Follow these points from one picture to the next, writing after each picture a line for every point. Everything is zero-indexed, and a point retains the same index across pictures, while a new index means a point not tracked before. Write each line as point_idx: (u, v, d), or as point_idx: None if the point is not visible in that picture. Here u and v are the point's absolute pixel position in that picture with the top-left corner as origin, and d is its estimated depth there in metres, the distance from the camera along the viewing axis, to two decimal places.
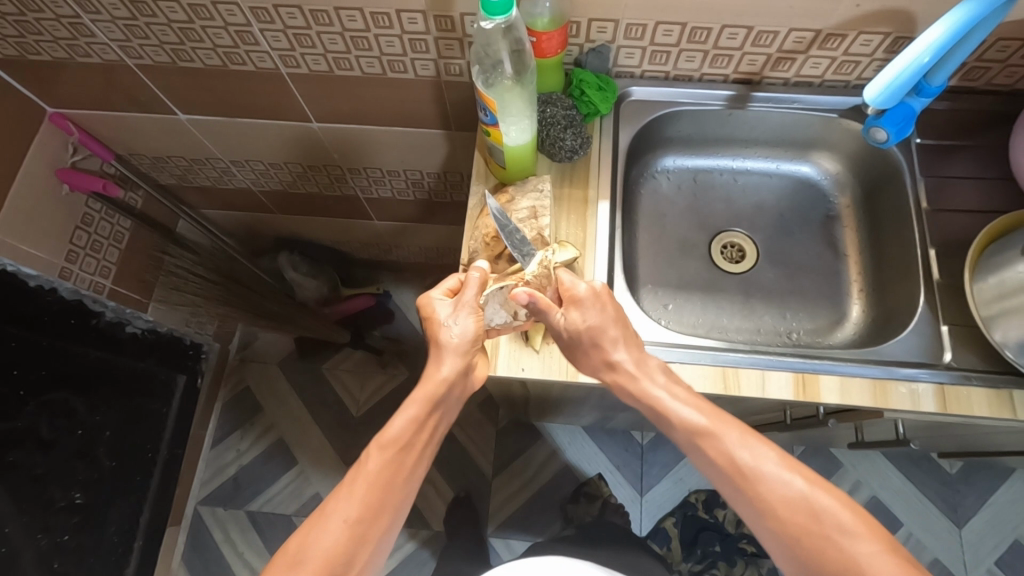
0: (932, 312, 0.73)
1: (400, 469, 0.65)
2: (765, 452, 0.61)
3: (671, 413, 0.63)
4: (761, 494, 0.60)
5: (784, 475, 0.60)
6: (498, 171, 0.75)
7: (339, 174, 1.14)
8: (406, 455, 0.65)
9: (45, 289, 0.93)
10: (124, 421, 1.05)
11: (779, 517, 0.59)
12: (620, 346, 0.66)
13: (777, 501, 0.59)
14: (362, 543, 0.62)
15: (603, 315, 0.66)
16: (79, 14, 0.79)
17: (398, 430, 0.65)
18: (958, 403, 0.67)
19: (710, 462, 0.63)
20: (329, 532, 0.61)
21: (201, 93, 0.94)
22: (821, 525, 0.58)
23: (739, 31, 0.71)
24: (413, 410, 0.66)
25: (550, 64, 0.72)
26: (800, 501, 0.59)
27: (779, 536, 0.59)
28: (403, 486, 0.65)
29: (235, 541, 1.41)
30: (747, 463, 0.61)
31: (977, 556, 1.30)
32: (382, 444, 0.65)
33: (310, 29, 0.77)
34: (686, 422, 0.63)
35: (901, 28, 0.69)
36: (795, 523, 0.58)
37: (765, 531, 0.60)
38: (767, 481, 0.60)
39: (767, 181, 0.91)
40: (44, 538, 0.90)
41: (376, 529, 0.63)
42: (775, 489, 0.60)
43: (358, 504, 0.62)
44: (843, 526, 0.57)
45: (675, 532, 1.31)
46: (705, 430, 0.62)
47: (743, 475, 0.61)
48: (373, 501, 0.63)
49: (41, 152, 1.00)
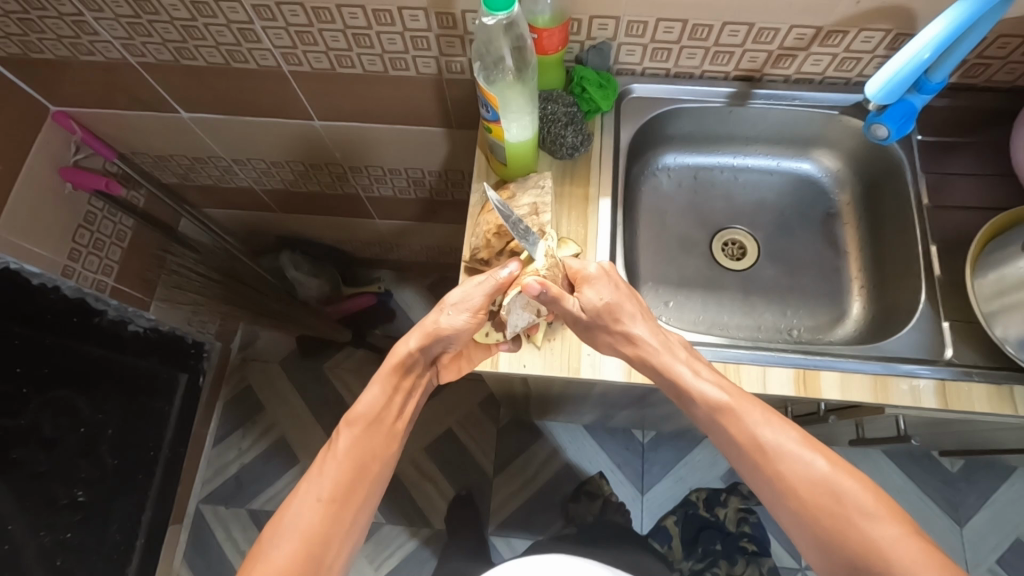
0: (932, 308, 0.73)
1: (370, 444, 0.67)
2: (786, 432, 0.62)
3: (693, 391, 0.64)
4: (781, 473, 0.61)
5: (805, 454, 0.61)
6: (499, 168, 0.75)
7: (341, 172, 1.14)
8: (374, 431, 0.68)
9: (48, 287, 0.91)
10: (126, 419, 1.05)
11: (798, 496, 0.60)
12: (639, 320, 0.66)
13: (797, 480, 0.60)
14: (337, 520, 0.63)
15: (617, 293, 0.66)
16: (83, 13, 0.80)
17: (367, 406, 0.68)
18: (959, 398, 0.67)
19: (730, 439, 0.63)
20: (305, 510, 0.62)
21: (204, 91, 0.94)
22: (843, 505, 0.58)
23: (739, 28, 0.71)
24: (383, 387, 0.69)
25: (552, 61, 0.72)
26: (820, 481, 0.59)
27: (799, 514, 0.60)
28: (373, 464, 0.67)
29: (236, 539, 1.41)
30: (768, 441, 0.62)
31: (979, 555, 1.29)
32: (350, 422, 0.68)
33: (312, 27, 0.77)
34: (706, 399, 0.63)
35: (901, 25, 0.69)
36: (815, 501, 0.59)
37: (785, 509, 0.61)
38: (788, 459, 0.61)
39: (767, 178, 0.91)
40: (46, 535, 0.91)
41: (349, 509, 0.64)
42: (795, 467, 0.60)
43: (330, 481, 0.64)
44: (861, 507, 0.58)
45: (676, 531, 1.31)
46: (726, 406, 0.63)
47: (763, 452, 0.62)
48: (345, 479, 0.64)
49: (44, 150, 1.01)
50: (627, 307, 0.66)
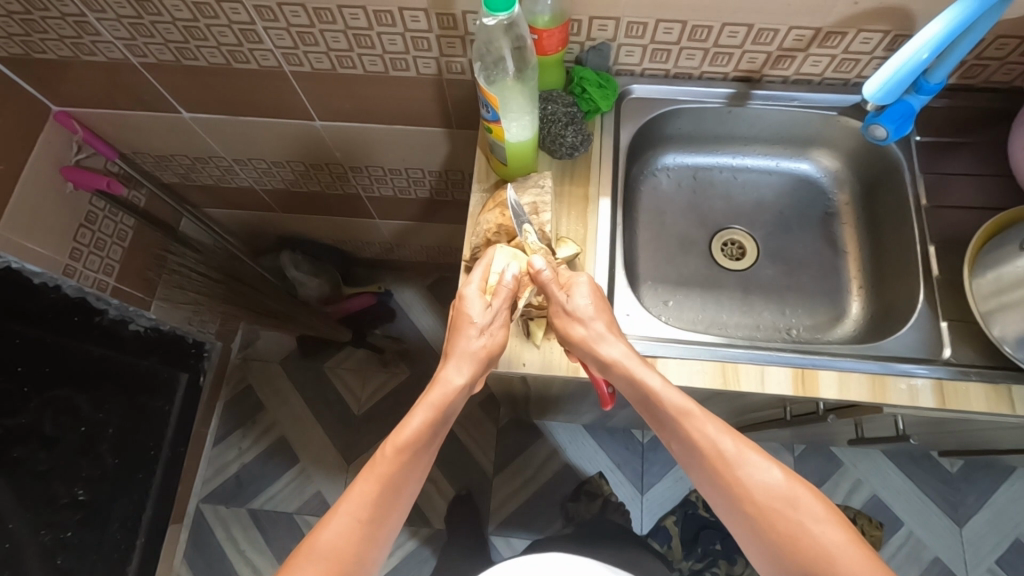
0: (931, 308, 0.73)
1: (413, 470, 0.61)
2: (745, 440, 0.61)
3: (661, 396, 0.62)
4: (740, 480, 0.59)
5: (763, 463, 0.60)
6: (499, 167, 0.75)
7: (341, 172, 1.15)
8: (420, 457, 0.61)
9: (49, 285, 0.94)
10: (127, 419, 1.06)
11: (756, 503, 0.58)
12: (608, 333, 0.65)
13: (755, 487, 0.59)
14: (370, 543, 0.59)
15: (598, 309, 0.66)
16: (85, 13, 0.80)
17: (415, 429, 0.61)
18: (957, 397, 0.67)
19: (691, 447, 0.62)
20: (339, 530, 0.58)
21: (205, 91, 0.95)
22: (797, 512, 0.57)
23: (739, 29, 0.71)
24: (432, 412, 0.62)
25: (551, 61, 0.72)
26: (776, 489, 0.58)
27: (753, 521, 0.59)
28: (413, 487, 0.62)
29: (236, 539, 1.41)
30: (729, 449, 0.60)
31: (978, 555, 1.30)
32: (398, 446, 0.60)
33: (313, 27, 0.78)
34: (672, 405, 0.61)
35: (899, 26, 0.70)
36: (770, 509, 0.58)
37: (738, 517, 0.60)
38: (747, 466, 0.60)
39: (766, 178, 0.91)
40: (47, 534, 0.91)
41: (383, 531, 0.60)
42: (754, 475, 0.59)
43: (367, 503, 0.59)
44: (814, 513, 0.57)
45: (676, 530, 1.32)
46: (689, 413, 0.61)
47: (724, 460, 0.60)
48: (383, 502, 0.60)
49: (46, 150, 1.01)
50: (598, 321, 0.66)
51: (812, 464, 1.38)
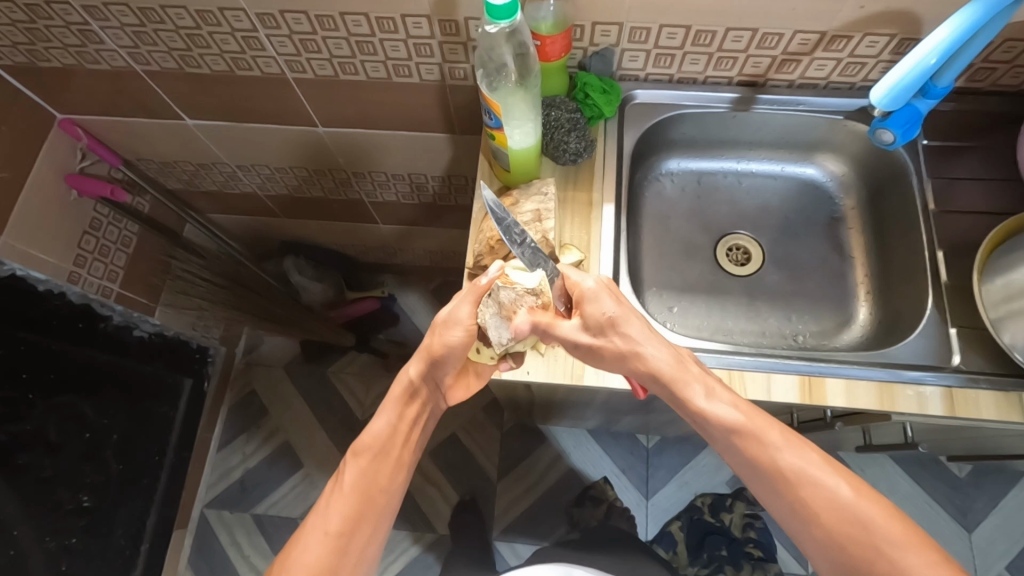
0: (938, 314, 0.72)
1: (377, 476, 0.67)
2: (808, 456, 0.59)
3: (711, 413, 0.60)
4: (806, 499, 0.58)
5: (829, 480, 0.58)
6: (502, 174, 0.75)
7: (345, 177, 1.14)
8: (380, 461, 0.68)
9: (54, 292, 0.95)
10: (132, 425, 1.06)
11: (823, 524, 0.57)
12: (648, 338, 0.64)
13: (822, 508, 0.57)
14: (344, 554, 0.64)
15: (621, 306, 0.64)
16: (88, 21, 0.80)
17: (374, 436, 0.69)
18: (966, 405, 0.67)
19: (750, 464, 0.60)
20: (312, 545, 0.63)
21: (208, 98, 0.95)
22: (869, 534, 0.56)
23: (743, 33, 0.71)
24: (391, 414, 0.70)
25: (554, 67, 0.72)
26: (845, 506, 0.57)
27: (823, 540, 0.58)
28: (382, 495, 0.67)
29: (240, 544, 1.41)
30: (790, 466, 0.59)
31: (987, 561, 1.28)
32: (356, 454, 0.68)
33: (316, 34, 0.77)
34: (726, 424, 0.60)
35: (906, 29, 0.69)
36: (839, 528, 0.57)
37: (808, 534, 0.59)
38: (812, 487, 0.58)
39: (772, 183, 0.91)
40: (52, 540, 0.91)
41: (354, 542, 0.65)
42: (819, 494, 0.58)
43: (337, 516, 0.65)
44: (890, 536, 0.55)
45: (681, 536, 1.31)
46: (744, 430, 0.60)
47: (785, 478, 0.59)
48: (351, 513, 0.65)
49: (50, 156, 1.02)
50: (633, 322, 0.64)
51: None
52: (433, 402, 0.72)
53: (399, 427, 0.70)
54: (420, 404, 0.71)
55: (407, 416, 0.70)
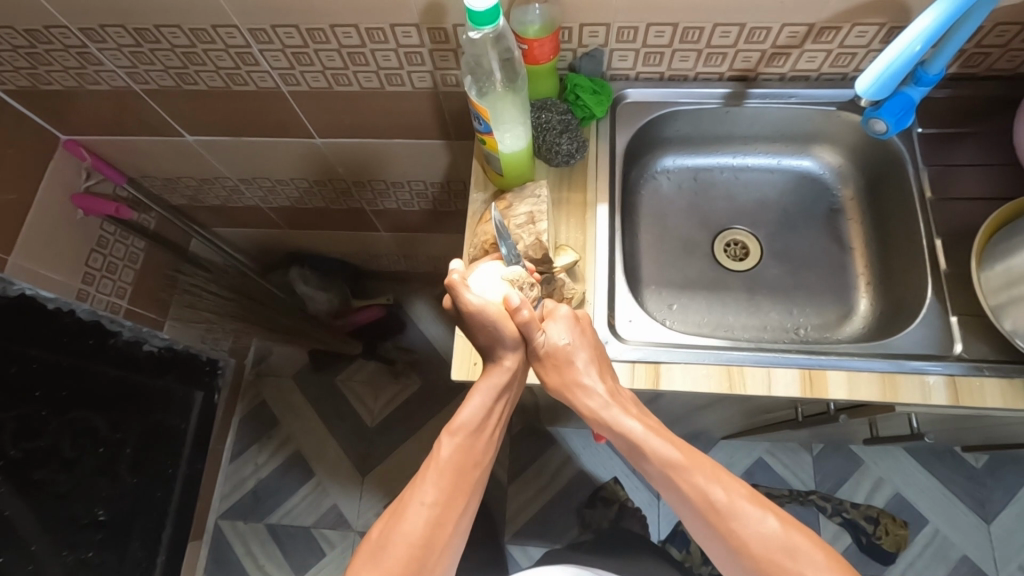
0: (940, 302, 0.72)
1: (472, 451, 0.64)
2: (738, 489, 0.59)
3: (646, 443, 0.61)
4: (734, 531, 0.57)
5: (757, 512, 0.57)
6: (496, 178, 0.75)
7: (345, 187, 1.16)
8: (476, 440, 0.65)
9: (64, 310, 0.94)
10: (144, 439, 1.07)
11: (752, 555, 0.56)
12: (593, 372, 0.65)
13: (750, 540, 0.57)
14: (442, 526, 0.60)
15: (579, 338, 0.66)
16: (87, 43, 0.82)
17: (470, 416, 0.64)
18: (970, 394, 0.66)
19: (683, 500, 0.60)
20: (419, 517, 0.60)
21: (207, 114, 0.96)
22: (797, 563, 0.55)
23: (731, 28, 0.71)
24: (486, 394, 0.65)
25: (543, 71, 0.72)
26: (774, 539, 0.56)
27: (753, 572, 0.56)
28: (477, 470, 0.64)
29: (255, 553, 1.43)
30: (720, 500, 0.58)
31: (1009, 552, 1.27)
32: (453, 430, 0.64)
33: (308, 47, 0.79)
34: (659, 458, 0.60)
35: (895, 18, 0.68)
36: (768, 560, 0.56)
37: (737, 568, 0.58)
38: (742, 518, 0.57)
39: (769, 176, 0.90)
40: (69, 554, 0.92)
41: (453, 514, 0.61)
42: (745, 524, 0.57)
43: (434, 489, 0.62)
44: (812, 563, 0.55)
45: (694, 535, 1.29)
46: (679, 466, 0.60)
47: (716, 511, 0.58)
48: (449, 485, 0.62)
49: (56, 178, 1.04)
50: (581, 356, 0.65)
51: (831, 463, 1.36)
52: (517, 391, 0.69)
53: (494, 407, 0.66)
54: (513, 390, 0.67)
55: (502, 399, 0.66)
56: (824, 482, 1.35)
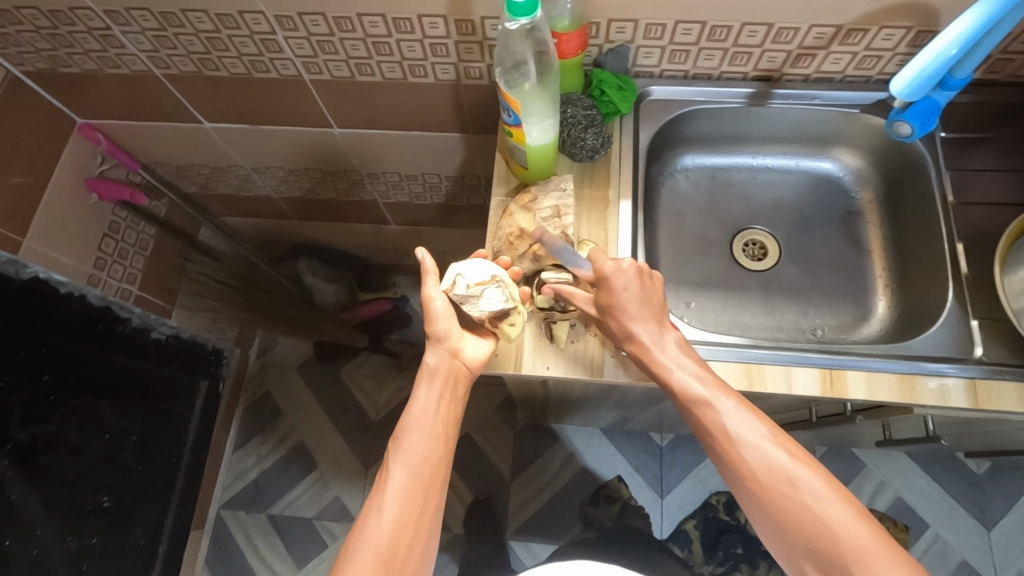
0: (960, 307, 0.72)
1: (426, 447, 0.64)
2: (757, 423, 0.60)
3: (670, 379, 0.62)
4: (743, 458, 0.60)
5: (768, 445, 0.59)
6: (519, 171, 0.75)
7: (358, 179, 1.15)
8: (424, 434, 0.65)
9: (76, 295, 0.93)
10: (148, 427, 1.06)
11: (760, 481, 0.59)
12: (643, 320, 0.64)
13: (762, 469, 0.59)
14: (404, 525, 0.61)
15: (630, 292, 0.65)
16: (110, 26, 0.81)
17: (415, 414, 0.65)
18: (989, 397, 0.66)
19: (700, 427, 0.62)
20: (381, 524, 0.61)
21: (225, 101, 0.96)
22: (799, 492, 0.58)
23: (759, 28, 0.71)
24: (427, 392, 0.66)
25: (571, 65, 0.72)
26: (780, 469, 0.59)
27: (759, 498, 0.59)
28: (435, 466, 0.64)
29: (257, 544, 1.42)
30: (735, 431, 0.60)
31: (1008, 558, 1.28)
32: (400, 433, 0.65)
33: (333, 36, 0.78)
34: (684, 390, 0.62)
35: (924, 22, 0.69)
36: (773, 486, 0.58)
37: (746, 494, 0.60)
38: (752, 447, 0.60)
39: (787, 178, 0.91)
40: (73, 540, 0.92)
41: (415, 513, 0.62)
42: (756, 455, 0.59)
43: (391, 489, 0.62)
44: (817, 493, 0.57)
45: (696, 535, 1.29)
46: (701, 400, 0.61)
47: (729, 439, 0.60)
48: (405, 484, 0.62)
49: (71, 162, 1.03)
50: (631, 306, 0.64)
51: (833, 466, 1.37)
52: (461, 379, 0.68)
53: (442, 404, 0.66)
54: (453, 378, 0.67)
55: (444, 391, 0.67)
56: None
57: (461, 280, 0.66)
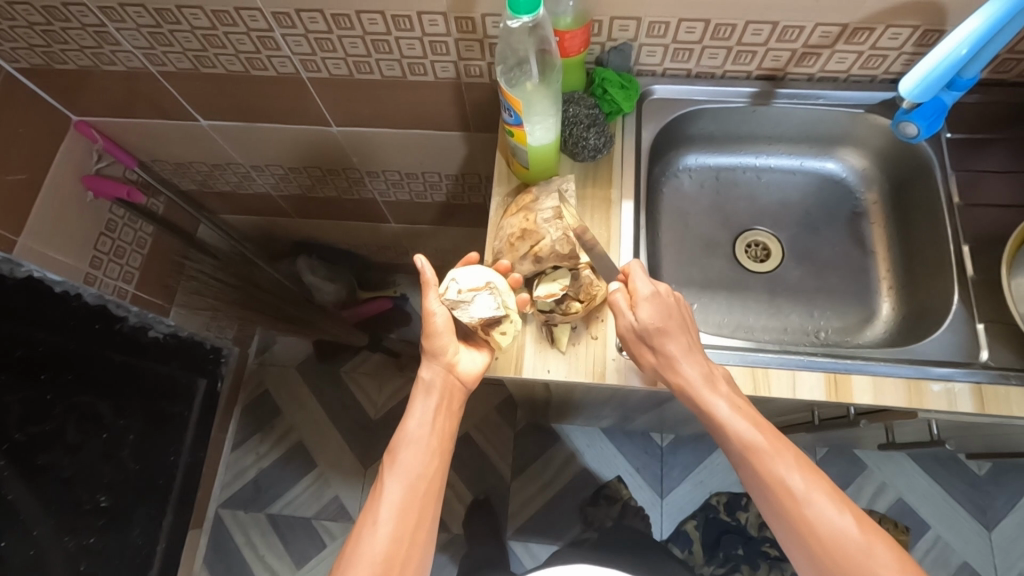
0: (965, 310, 0.71)
1: (421, 462, 0.64)
2: (818, 480, 0.59)
3: (728, 428, 0.60)
4: (807, 519, 0.58)
5: (832, 505, 0.58)
6: (521, 171, 0.74)
7: (358, 177, 1.14)
8: (420, 449, 0.65)
9: (72, 294, 0.94)
10: (147, 425, 1.05)
11: (822, 544, 0.57)
12: (689, 354, 0.63)
13: (825, 532, 0.57)
14: (399, 542, 0.61)
15: (670, 321, 0.63)
16: (105, 23, 0.81)
17: (410, 427, 0.66)
18: (996, 402, 0.65)
19: (760, 482, 0.60)
20: (375, 539, 0.61)
21: (223, 98, 0.95)
22: (863, 556, 0.56)
23: (763, 26, 0.70)
24: (423, 404, 0.66)
25: (574, 63, 0.71)
26: (845, 533, 0.57)
27: (818, 559, 0.57)
28: (431, 481, 0.64)
29: (255, 544, 1.42)
30: (798, 488, 0.58)
31: (1009, 559, 1.27)
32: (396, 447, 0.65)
33: (331, 33, 0.77)
34: (744, 442, 0.60)
35: (930, 21, 0.68)
36: (838, 551, 0.57)
37: (802, 553, 0.59)
38: (816, 507, 0.58)
39: (791, 178, 0.90)
40: (71, 540, 0.91)
41: (410, 530, 0.62)
42: (821, 517, 0.57)
43: (387, 507, 0.62)
44: (880, 557, 0.56)
45: (697, 535, 1.29)
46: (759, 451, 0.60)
47: (792, 497, 0.58)
48: (400, 501, 0.63)
49: (67, 159, 1.03)
50: (675, 340, 0.63)
51: (834, 467, 1.36)
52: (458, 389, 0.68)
53: (438, 416, 0.66)
54: (449, 390, 0.67)
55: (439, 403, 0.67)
56: None
57: (455, 285, 0.64)
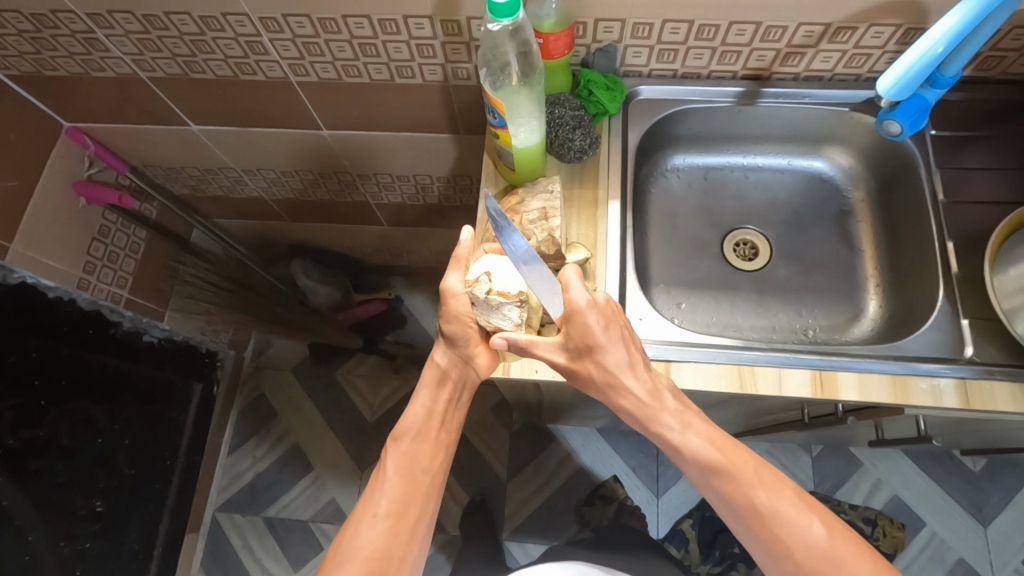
0: (951, 306, 0.72)
1: (419, 457, 0.68)
2: (782, 493, 0.62)
3: (683, 448, 0.64)
4: (778, 537, 0.60)
5: (802, 518, 0.61)
6: (507, 173, 0.74)
7: (350, 180, 1.15)
8: (419, 444, 0.68)
9: (64, 299, 0.91)
10: (144, 428, 1.01)
11: (797, 561, 0.60)
12: (628, 370, 0.63)
13: (796, 545, 0.60)
14: (395, 536, 0.65)
15: (606, 332, 0.62)
16: (94, 29, 0.81)
17: (411, 420, 0.69)
18: (981, 398, 0.66)
19: (727, 502, 0.63)
20: (371, 532, 0.65)
21: (213, 103, 0.95)
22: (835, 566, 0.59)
23: (747, 26, 0.70)
24: (427, 398, 0.70)
25: (558, 65, 0.72)
26: (817, 544, 0.60)
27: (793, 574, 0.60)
28: (428, 478, 0.68)
29: (252, 547, 1.42)
30: (765, 505, 0.61)
31: (1005, 555, 1.27)
32: (396, 439, 0.69)
33: (319, 37, 0.78)
34: (705, 463, 0.63)
35: (913, 19, 0.68)
36: (813, 565, 0.59)
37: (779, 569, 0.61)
38: (785, 523, 0.61)
39: (779, 177, 0.90)
40: (66, 545, 0.88)
41: (406, 524, 0.66)
42: (791, 533, 0.60)
43: (384, 499, 0.66)
44: (850, 562, 0.59)
45: (693, 534, 1.29)
46: (719, 467, 0.63)
47: (761, 515, 0.61)
48: (397, 495, 0.67)
49: (59, 165, 1.03)
50: (613, 352, 0.62)
51: (830, 465, 1.36)
52: (469, 384, 0.70)
53: (441, 410, 0.70)
54: (455, 386, 0.70)
55: (442, 398, 0.70)
56: (823, 484, 1.35)
57: (489, 281, 0.63)
